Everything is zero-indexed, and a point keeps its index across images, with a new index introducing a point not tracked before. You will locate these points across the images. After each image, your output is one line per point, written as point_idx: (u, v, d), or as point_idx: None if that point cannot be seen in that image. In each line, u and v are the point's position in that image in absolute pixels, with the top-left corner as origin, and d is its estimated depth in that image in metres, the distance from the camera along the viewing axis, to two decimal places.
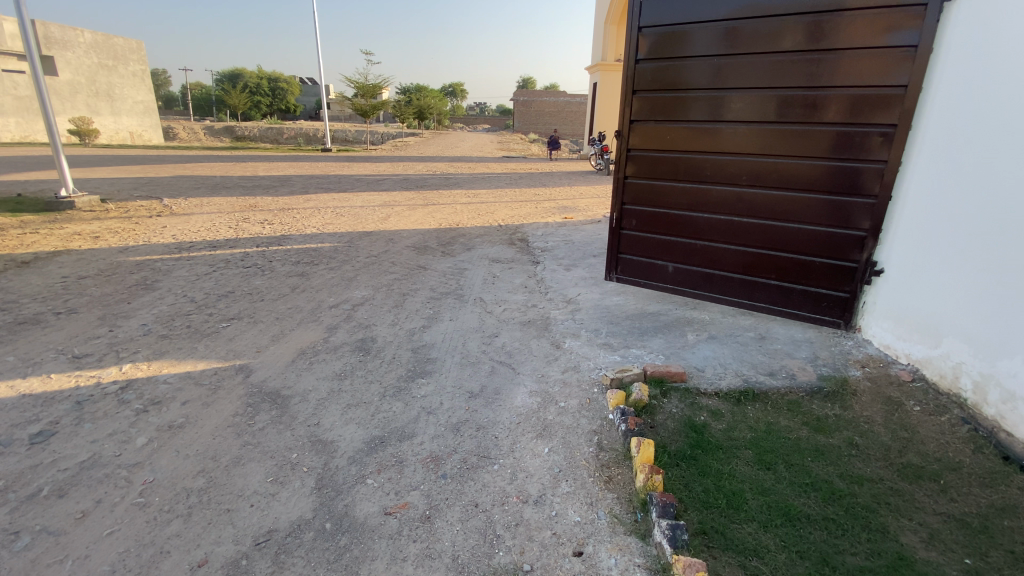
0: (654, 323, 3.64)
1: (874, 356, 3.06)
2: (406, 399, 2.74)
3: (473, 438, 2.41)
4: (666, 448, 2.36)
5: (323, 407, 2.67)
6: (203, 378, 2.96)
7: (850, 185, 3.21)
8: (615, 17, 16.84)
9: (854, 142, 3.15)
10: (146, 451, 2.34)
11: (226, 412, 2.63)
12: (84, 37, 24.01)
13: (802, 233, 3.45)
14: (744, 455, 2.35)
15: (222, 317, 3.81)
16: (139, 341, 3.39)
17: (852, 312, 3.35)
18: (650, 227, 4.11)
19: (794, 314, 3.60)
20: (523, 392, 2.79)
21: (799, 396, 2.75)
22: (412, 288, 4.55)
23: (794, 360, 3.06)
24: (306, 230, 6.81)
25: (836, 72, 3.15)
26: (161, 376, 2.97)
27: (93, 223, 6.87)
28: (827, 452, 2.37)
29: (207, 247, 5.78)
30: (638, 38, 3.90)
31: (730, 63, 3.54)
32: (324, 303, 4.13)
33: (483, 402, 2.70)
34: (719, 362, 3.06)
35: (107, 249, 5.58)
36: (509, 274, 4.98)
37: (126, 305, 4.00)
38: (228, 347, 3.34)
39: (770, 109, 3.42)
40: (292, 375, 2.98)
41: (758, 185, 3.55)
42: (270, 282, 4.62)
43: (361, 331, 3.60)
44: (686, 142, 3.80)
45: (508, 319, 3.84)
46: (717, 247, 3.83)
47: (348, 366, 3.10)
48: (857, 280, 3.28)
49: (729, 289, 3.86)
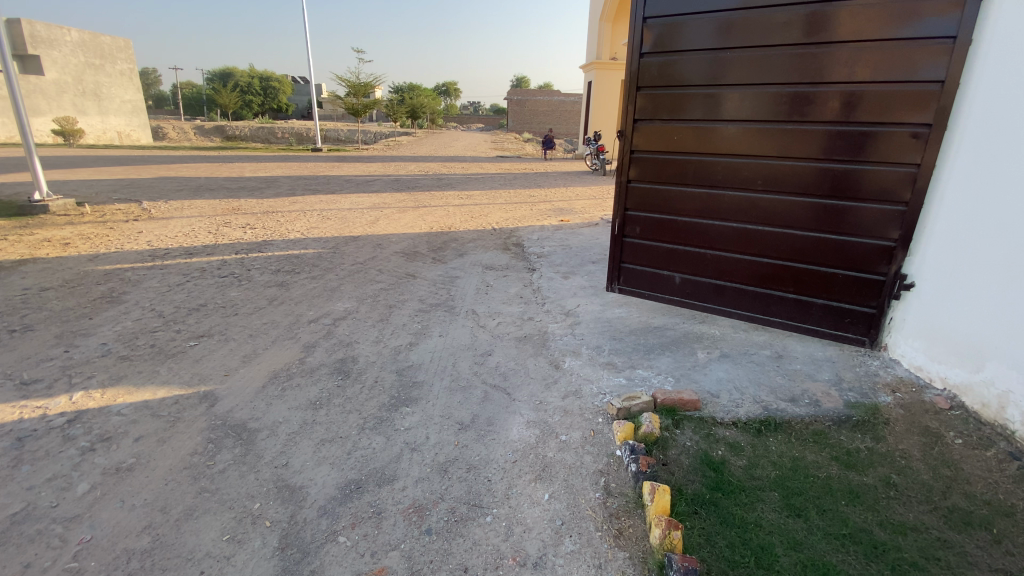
0: (661, 339, 3.36)
1: (904, 379, 2.79)
2: (387, 433, 2.44)
3: (463, 481, 2.12)
4: (682, 491, 2.08)
5: (293, 443, 2.37)
6: (162, 409, 2.65)
7: (877, 192, 2.93)
8: (610, 14, 16.59)
9: (883, 144, 2.87)
10: (87, 501, 2.03)
11: (182, 452, 2.32)
12: (70, 36, 23.52)
13: (823, 243, 3.17)
14: (770, 498, 2.07)
15: (190, 335, 3.50)
16: (95, 364, 3.07)
17: (878, 329, 3.08)
18: (656, 234, 3.83)
19: (813, 330, 3.32)
20: (519, 423, 2.50)
21: (825, 425, 2.48)
22: (399, 299, 4.25)
23: (817, 383, 2.79)
24: (290, 235, 6.49)
25: (862, 65, 2.86)
26: (114, 406, 2.65)
27: (66, 228, 6.51)
28: (863, 495, 2.09)
29: (183, 255, 5.45)
30: (642, 30, 3.61)
31: (743, 57, 3.24)
32: (302, 318, 3.82)
33: (474, 436, 2.40)
34: (735, 386, 2.77)
35: (75, 258, 5.24)
36: (503, 282, 4.69)
37: (87, 321, 3.68)
38: (193, 371, 3.02)
39: (788, 107, 3.12)
40: (261, 405, 2.67)
41: (774, 190, 3.27)
42: (246, 294, 4.30)
43: (341, 350, 3.30)
44: (695, 143, 3.52)
45: (502, 334, 3.55)
46: (729, 257, 3.56)
47: (325, 393, 2.79)
48: (884, 295, 3.01)
49: (741, 302, 3.58)
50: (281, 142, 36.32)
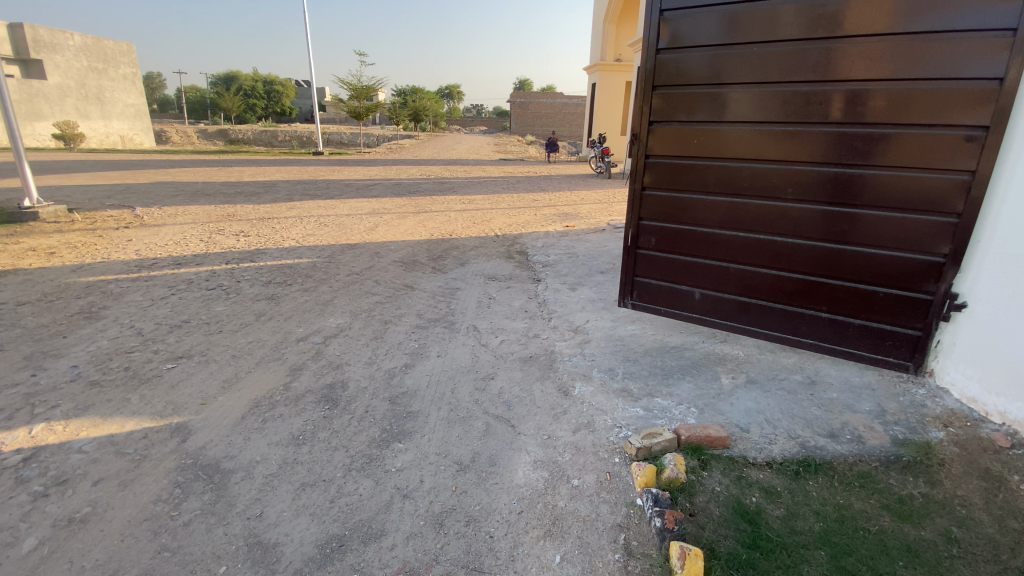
0: (679, 361, 3.08)
1: (955, 411, 2.50)
2: (376, 476, 2.17)
3: (461, 539, 1.84)
4: (714, 550, 1.79)
5: (269, 490, 2.09)
6: (128, 445, 2.38)
7: (923, 202, 2.65)
8: (615, 16, 16.23)
9: (932, 149, 2.59)
10: (30, 562, 1.76)
11: (145, 499, 2.05)
12: (74, 40, 23.43)
13: (861, 257, 2.88)
14: (816, 558, 1.77)
15: (169, 356, 3.23)
16: (61, 391, 2.80)
17: (924, 353, 2.79)
18: (672, 246, 3.56)
19: (849, 353, 3.02)
20: (525, 463, 2.22)
21: (870, 467, 2.19)
22: (396, 314, 3.98)
23: (857, 416, 2.50)
24: (285, 243, 6.22)
25: (910, 61, 2.57)
26: (76, 442, 2.38)
27: (53, 236, 6.27)
28: (923, 553, 1.79)
29: (170, 265, 5.19)
30: (659, 24, 3.33)
31: (772, 51, 2.95)
32: (291, 336, 3.56)
33: (474, 480, 2.13)
34: (767, 419, 2.48)
35: (57, 269, 4.99)
36: (506, 295, 4.42)
37: (60, 340, 3.41)
38: (167, 399, 2.75)
39: (823, 107, 2.84)
40: (238, 440, 2.40)
41: (807, 199, 2.99)
42: (232, 309, 4.04)
43: (330, 374, 3.03)
44: (717, 147, 3.24)
45: (505, 354, 3.27)
46: (753, 271, 3.27)
47: (309, 425, 2.52)
48: (931, 316, 2.73)
49: (767, 321, 3.28)
50: (283, 144, 36.36)
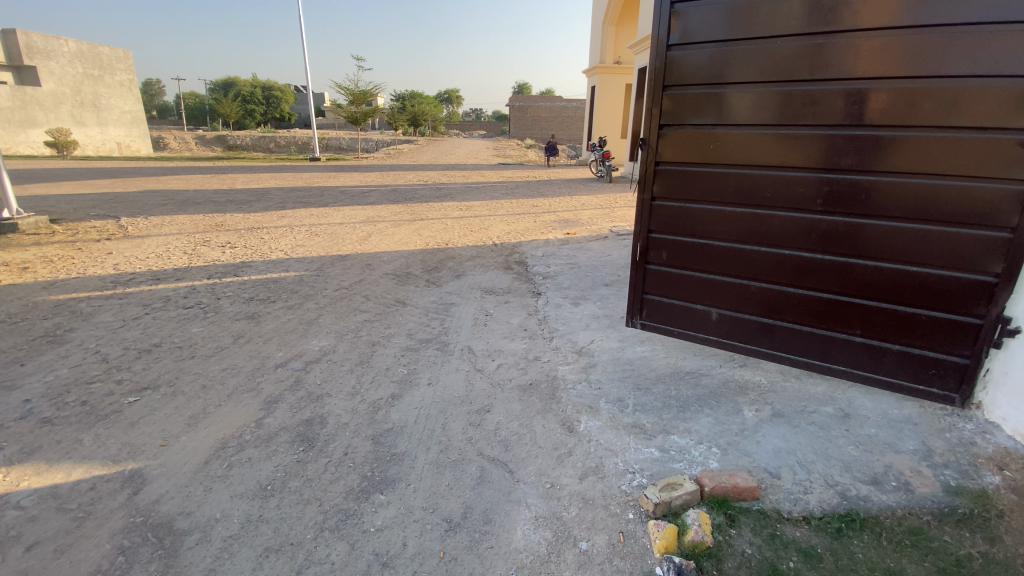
0: (695, 390, 2.78)
1: (1009, 450, 2.21)
2: (352, 537, 1.87)
3: None
4: None
5: (227, 558, 1.79)
6: (72, 499, 2.08)
7: (971, 215, 2.36)
8: (614, 18, 16.03)
9: (983, 156, 2.29)
10: None
11: (80, 570, 1.75)
12: (67, 46, 23.17)
13: (902, 275, 2.58)
14: None
15: (132, 388, 2.93)
16: (7, 431, 2.51)
17: (972, 384, 2.50)
18: (686, 262, 3.28)
19: (887, 382, 2.73)
20: (525, 521, 1.92)
21: (923, 521, 1.89)
22: (385, 335, 3.68)
23: (901, 457, 2.21)
24: (272, 255, 5.93)
25: (959, 56, 2.26)
26: (13, 496, 2.08)
27: (30, 250, 5.98)
28: None
29: (149, 280, 4.90)
30: (670, 17, 3.01)
31: (798, 45, 2.63)
32: (269, 362, 3.26)
33: (465, 543, 1.83)
34: (799, 462, 2.19)
35: (28, 286, 4.69)
36: (505, 311, 4.12)
37: (16, 369, 3.12)
38: (124, 440, 2.46)
39: (857, 109, 2.53)
40: (197, 492, 2.11)
41: (838, 211, 2.69)
42: (209, 330, 3.74)
43: (309, 407, 2.73)
44: (736, 153, 2.95)
45: (502, 382, 2.97)
46: (778, 290, 2.98)
47: (280, 472, 2.22)
48: (980, 342, 2.44)
49: (793, 345, 2.99)
50: (281, 150, 36.24)
